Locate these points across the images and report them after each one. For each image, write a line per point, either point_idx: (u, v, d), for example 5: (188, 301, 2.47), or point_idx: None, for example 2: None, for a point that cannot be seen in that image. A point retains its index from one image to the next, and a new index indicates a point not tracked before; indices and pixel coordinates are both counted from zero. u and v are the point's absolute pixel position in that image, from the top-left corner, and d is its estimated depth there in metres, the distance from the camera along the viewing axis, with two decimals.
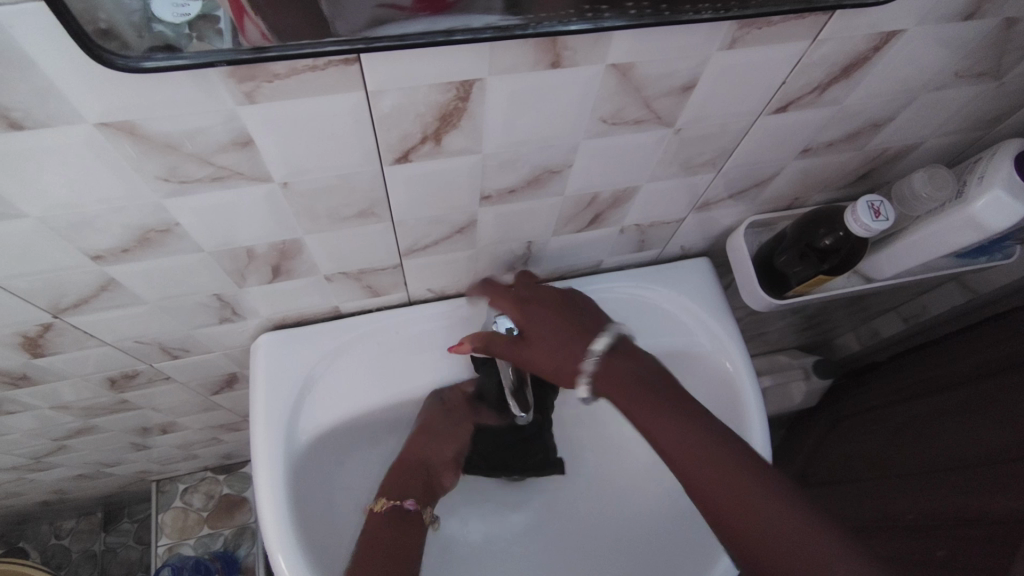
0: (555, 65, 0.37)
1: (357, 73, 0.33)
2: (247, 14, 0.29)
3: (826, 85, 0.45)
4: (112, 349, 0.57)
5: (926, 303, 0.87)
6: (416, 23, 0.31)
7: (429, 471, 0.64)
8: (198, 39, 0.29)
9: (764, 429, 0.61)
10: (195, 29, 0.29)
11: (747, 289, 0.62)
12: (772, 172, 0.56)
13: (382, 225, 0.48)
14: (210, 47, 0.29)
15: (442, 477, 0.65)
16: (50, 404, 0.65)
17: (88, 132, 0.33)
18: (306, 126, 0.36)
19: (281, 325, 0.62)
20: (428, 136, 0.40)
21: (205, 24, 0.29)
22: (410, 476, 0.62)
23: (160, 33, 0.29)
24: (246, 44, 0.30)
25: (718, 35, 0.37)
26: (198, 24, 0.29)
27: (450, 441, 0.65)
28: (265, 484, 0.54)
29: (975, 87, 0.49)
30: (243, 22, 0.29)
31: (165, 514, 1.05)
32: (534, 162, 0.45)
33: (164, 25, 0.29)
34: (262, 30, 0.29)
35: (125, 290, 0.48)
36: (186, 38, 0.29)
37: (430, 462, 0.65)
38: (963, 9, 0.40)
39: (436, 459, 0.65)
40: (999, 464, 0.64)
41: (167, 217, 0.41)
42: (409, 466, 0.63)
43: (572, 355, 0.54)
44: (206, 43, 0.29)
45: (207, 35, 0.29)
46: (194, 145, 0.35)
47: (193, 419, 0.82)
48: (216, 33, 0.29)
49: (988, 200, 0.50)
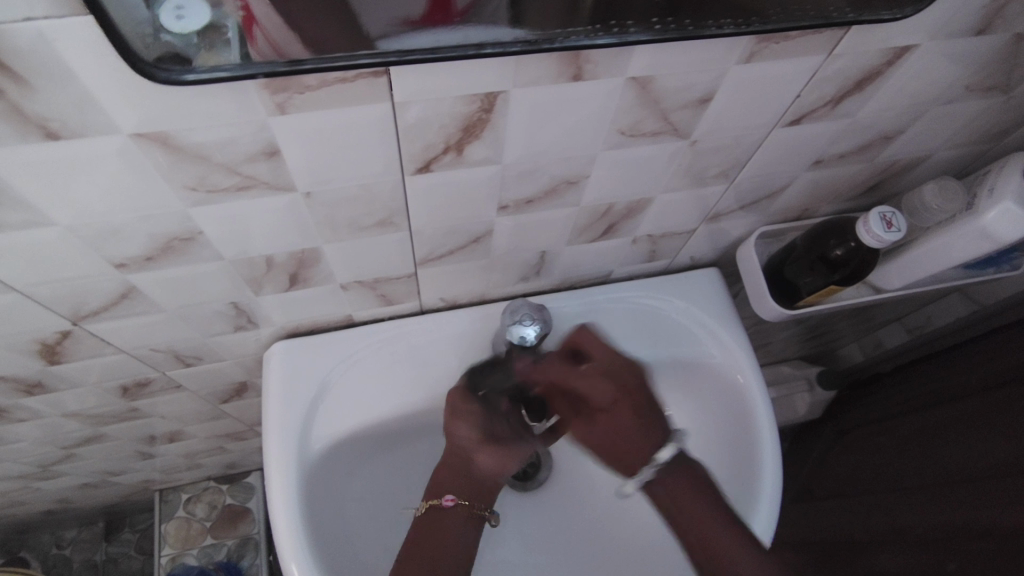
0: (576, 78, 0.37)
1: (386, 86, 0.34)
2: (257, 25, 0.31)
3: (839, 99, 0.46)
4: (127, 357, 0.57)
5: (929, 315, 0.88)
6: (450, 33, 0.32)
7: (462, 460, 0.57)
8: (208, 49, 0.30)
9: (775, 442, 0.61)
10: (203, 39, 0.30)
11: (758, 299, 0.63)
12: (783, 184, 0.56)
13: (400, 234, 0.49)
14: (220, 57, 0.30)
15: (474, 465, 0.56)
16: (61, 412, 0.65)
17: (123, 142, 0.33)
18: (329, 137, 0.37)
19: (294, 333, 0.62)
20: (450, 147, 0.40)
21: (214, 35, 0.30)
22: (442, 473, 0.57)
23: (169, 43, 0.29)
24: (256, 55, 0.30)
25: (736, 48, 0.38)
26: (206, 36, 0.30)
27: (458, 420, 0.56)
28: (280, 494, 0.55)
29: (986, 101, 0.50)
30: (252, 31, 0.31)
31: (168, 524, 1.05)
32: (552, 172, 0.46)
33: (173, 35, 0.29)
34: (270, 39, 0.31)
35: (143, 299, 0.48)
36: (195, 48, 0.30)
37: (455, 449, 0.57)
38: (976, 24, 0.41)
39: (466, 446, 0.56)
40: (1008, 477, 0.64)
41: (192, 226, 0.41)
42: (448, 463, 0.57)
43: (627, 455, 0.54)
44: (216, 53, 0.30)
45: (215, 45, 0.30)
46: (224, 156, 0.36)
47: (201, 427, 0.81)
48: (224, 43, 0.30)
49: (999, 212, 0.50)
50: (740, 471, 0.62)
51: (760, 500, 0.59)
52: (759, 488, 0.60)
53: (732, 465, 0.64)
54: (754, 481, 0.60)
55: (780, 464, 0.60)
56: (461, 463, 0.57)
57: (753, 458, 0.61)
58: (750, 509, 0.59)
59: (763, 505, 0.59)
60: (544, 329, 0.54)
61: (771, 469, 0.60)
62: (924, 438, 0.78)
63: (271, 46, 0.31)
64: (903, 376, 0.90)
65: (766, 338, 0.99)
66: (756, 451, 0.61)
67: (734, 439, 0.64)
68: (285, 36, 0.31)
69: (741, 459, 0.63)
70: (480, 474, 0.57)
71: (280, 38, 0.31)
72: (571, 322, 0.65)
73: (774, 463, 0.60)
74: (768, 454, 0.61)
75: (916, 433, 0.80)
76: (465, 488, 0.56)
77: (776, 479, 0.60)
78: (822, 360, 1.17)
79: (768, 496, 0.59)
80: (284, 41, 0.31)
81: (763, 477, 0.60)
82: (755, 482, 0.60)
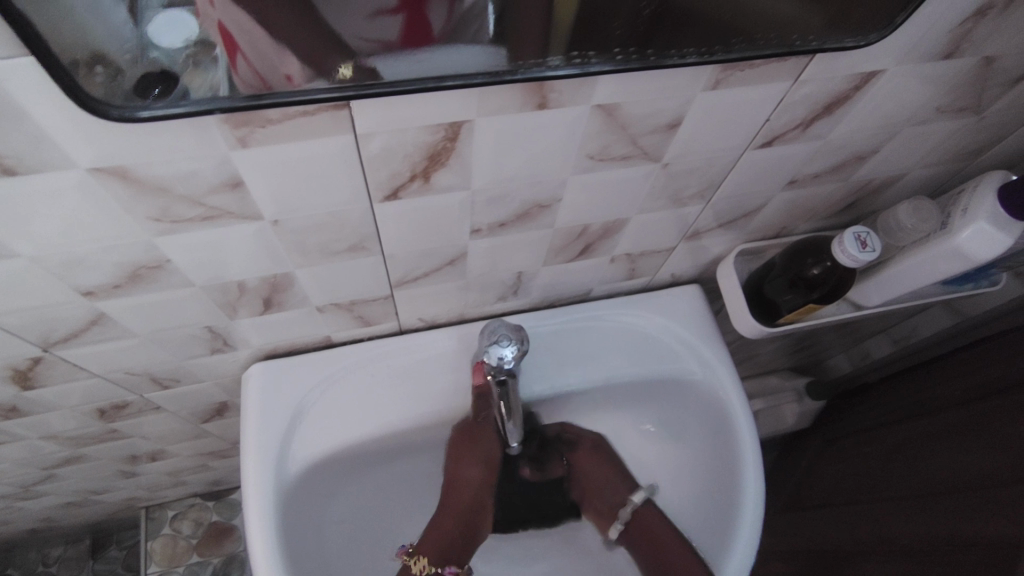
0: (541, 107, 0.37)
1: (347, 117, 0.34)
2: (240, 52, 0.30)
3: (810, 121, 0.46)
4: (102, 380, 0.56)
5: (914, 325, 0.88)
6: (412, 60, 0.32)
7: (469, 503, 0.66)
8: (194, 67, 0.31)
9: (757, 457, 0.62)
10: (191, 56, 0.31)
11: (737, 315, 0.63)
12: (761, 204, 0.57)
13: (373, 258, 0.49)
14: (206, 75, 0.31)
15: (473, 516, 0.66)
16: (39, 434, 0.64)
17: (81, 176, 0.33)
18: (294, 169, 0.37)
19: (272, 354, 0.62)
20: (416, 174, 0.40)
21: (203, 52, 0.31)
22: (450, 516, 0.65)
23: (155, 60, 0.30)
24: (238, 83, 0.31)
25: (701, 76, 0.38)
26: (195, 52, 0.31)
27: (472, 471, 0.66)
28: (255, 516, 0.54)
29: (957, 121, 0.50)
30: (235, 58, 0.30)
31: (154, 542, 1.04)
32: (523, 197, 0.46)
33: (160, 52, 0.30)
34: (251, 66, 0.31)
35: (114, 324, 0.48)
36: (182, 64, 0.31)
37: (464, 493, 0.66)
38: (943, 48, 0.41)
39: (470, 493, 0.66)
40: (992, 488, 0.64)
41: (159, 255, 0.41)
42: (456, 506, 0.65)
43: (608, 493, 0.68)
44: (202, 70, 0.31)
45: (202, 62, 0.31)
46: (186, 187, 0.36)
47: (183, 445, 0.81)
48: (210, 60, 0.31)
49: (972, 231, 0.50)
50: (723, 486, 0.63)
51: (743, 515, 0.60)
52: (741, 503, 0.60)
53: (715, 482, 0.64)
54: (737, 498, 0.60)
55: (762, 480, 0.61)
56: (470, 505, 0.66)
57: (734, 475, 0.62)
58: (734, 525, 0.60)
59: (747, 521, 0.59)
60: (522, 350, 0.54)
61: (754, 485, 0.60)
62: (908, 449, 0.78)
63: (257, 77, 0.31)
64: (889, 387, 0.90)
65: (753, 351, 0.99)
66: (739, 467, 0.62)
67: (717, 454, 0.65)
68: (267, 65, 0.31)
69: (723, 474, 0.63)
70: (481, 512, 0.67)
71: (262, 67, 0.31)
72: (549, 341, 0.65)
73: (756, 480, 0.60)
74: (751, 469, 0.61)
75: (902, 444, 0.80)
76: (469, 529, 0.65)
77: (759, 494, 0.60)
78: (811, 371, 1.17)
79: (751, 511, 0.59)
80: (267, 69, 0.31)
81: (745, 493, 0.60)
82: (737, 497, 0.60)
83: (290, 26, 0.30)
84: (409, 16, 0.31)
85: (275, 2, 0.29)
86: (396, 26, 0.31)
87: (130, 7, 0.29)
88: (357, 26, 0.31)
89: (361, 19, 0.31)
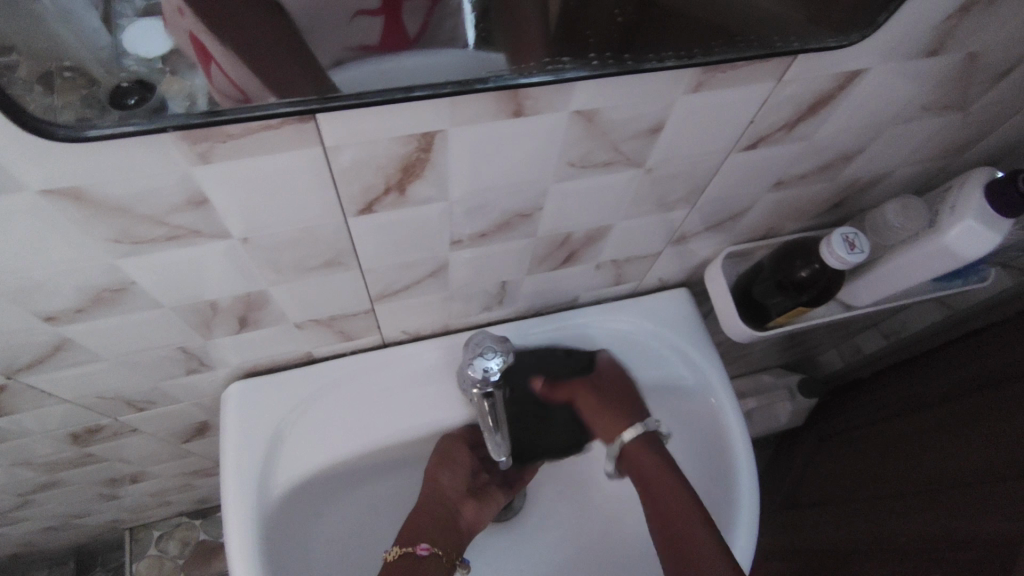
0: (517, 115, 0.36)
1: (313, 131, 0.33)
2: (213, 61, 0.29)
3: (794, 122, 0.45)
4: (73, 405, 0.54)
5: (905, 320, 0.88)
6: (365, 64, 0.31)
7: (446, 510, 0.60)
8: (171, 75, 0.29)
9: (751, 463, 0.61)
10: (168, 64, 0.29)
11: (726, 320, 0.61)
12: (746, 206, 0.56)
13: (351, 273, 0.47)
14: (184, 83, 0.29)
15: (459, 515, 0.61)
16: (13, 461, 0.62)
17: (33, 200, 0.31)
18: (260, 186, 0.35)
19: (252, 372, 0.60)
20: (391, 187, 0.39)
21: (177, 59, 0.29)
22: (433, 520, 0.59)
23: (132, 69, 0.29)
24: (216, 92, 0.29)
25: (682, 79, 0.37)
26: (170, 58, 0.29)
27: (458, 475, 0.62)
28: (236, 541, 0.52)
29: (942, 119, 0.49)
30: (209, 69, 0.29)
31: (140, 563, 1.02)
32: (503, 206, 0.44)
33: (135, 60, 0.29)
34: (226, 74, 0.29)
35: (81, 350, 0.46)
36: (158, 72, 0.29)
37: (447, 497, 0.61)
38: (927, 45, 0.40)
39: (449, 498, 0.61)
40: (986, 485, 0.63)
41: (122, 278, 0.39)
42: (431, 511, 0.59)
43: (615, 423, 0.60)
44: (179, 78, 0.29)
45: (179, 69, 0.29)
46: (147, 208, 0.34)
47: (165, 466, 0.79)
48: (187, 67, 0.29)
49: (959, 230, 0.49)
50: (716, 491, 0.62)
51: (735, 522, 0.59)
52: (734, 508, 0.59)
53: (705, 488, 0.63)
54: (732, 503, 0.59)
55: (756, 484, 0.60)
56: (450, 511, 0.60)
57: (728, 481, 0.61)
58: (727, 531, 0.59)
59: (741, 528, 0.58)
60: (507, 361, 0.52)
61: (748, 491, 0.59)
62: (904, 445, 0.77)
63: (230, 90, 0.29)
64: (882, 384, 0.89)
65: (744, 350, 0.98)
66: (732, 473, 0.61)
67: (710, 458, 0.64)
68: (245, 76, 0.29)
69: (716, 478, 0.62)
70: (462, 526, 0.60)
71: (240, 81, 0.29)
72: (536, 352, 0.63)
73: (749, 484, 0.60)
74: (744, 473, 0.60)
75: (897, 440, 0.79)
76: (442, 539, 0.58)
77: (752, 500, 0.59)
78: (802, 368, 1.16)
79: (745, 517, 0.59)
80: (245, 82, 0.30)
81: (738, 501, 0.59)
82: (732, 502, 0.59)
83: (255, 38, 0.29)
84: (388, 19, 0.30)
85: (239, 9, 0.28)
86: (375, 30, 0.30)
87: (103, 15, 0.28)
88: (334, 34, 0.30)
89: (339, 26, 0.30)
